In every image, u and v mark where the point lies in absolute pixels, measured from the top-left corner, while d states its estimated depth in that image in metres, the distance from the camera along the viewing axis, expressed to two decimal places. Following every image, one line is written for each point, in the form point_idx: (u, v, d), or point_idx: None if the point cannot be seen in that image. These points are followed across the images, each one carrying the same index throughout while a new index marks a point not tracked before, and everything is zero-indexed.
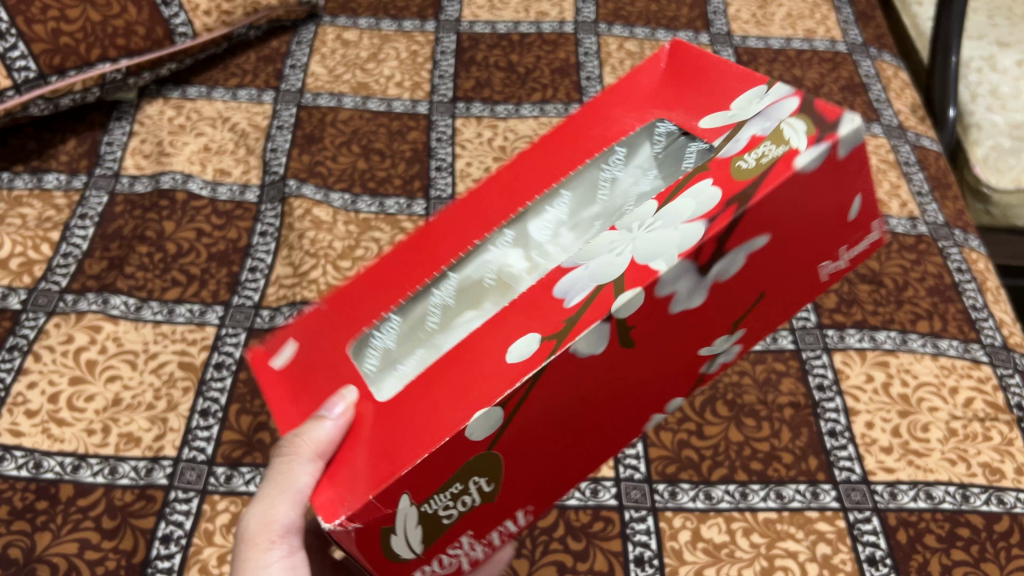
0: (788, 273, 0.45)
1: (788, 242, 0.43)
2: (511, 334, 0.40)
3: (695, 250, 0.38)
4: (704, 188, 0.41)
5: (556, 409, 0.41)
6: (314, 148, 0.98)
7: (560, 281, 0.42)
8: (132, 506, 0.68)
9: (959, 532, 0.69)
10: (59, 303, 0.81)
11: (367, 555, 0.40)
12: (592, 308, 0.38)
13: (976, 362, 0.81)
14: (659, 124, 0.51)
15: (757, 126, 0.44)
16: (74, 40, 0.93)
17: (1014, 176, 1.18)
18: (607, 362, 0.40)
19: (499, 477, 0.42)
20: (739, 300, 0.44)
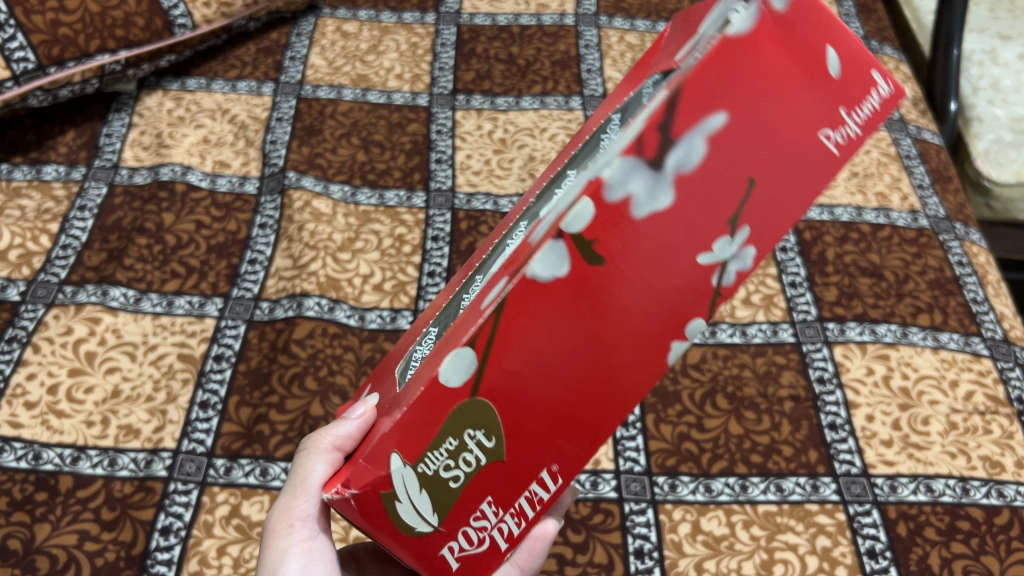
0: (784, 157, 0.41)
1: (755, 116, 0.40)
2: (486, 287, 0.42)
3: (635, 145, 0.38)
4: (651, 101, 0.40)
5: (519, 330, 0.39)
6: (314, 139, 0.97)
7: (535, 232, 0.42)
8: (132, 498, 0.68)
9: (959, 525, 0.69)
10: (59, 295, 0.81)
11: (378, 529, 0.41)
12: (548, 232, 0.39)
13: (976, 355, 0.81)
14: (647, 84, 0.45)
15: (699, 40, 0.43)
16: (73, 31, 0.92)
17: (1015, 170, 1.18)
18: (582, 282, 0.39)
19: (499, 429, 0.40)
20: (726, 194, 0.40)
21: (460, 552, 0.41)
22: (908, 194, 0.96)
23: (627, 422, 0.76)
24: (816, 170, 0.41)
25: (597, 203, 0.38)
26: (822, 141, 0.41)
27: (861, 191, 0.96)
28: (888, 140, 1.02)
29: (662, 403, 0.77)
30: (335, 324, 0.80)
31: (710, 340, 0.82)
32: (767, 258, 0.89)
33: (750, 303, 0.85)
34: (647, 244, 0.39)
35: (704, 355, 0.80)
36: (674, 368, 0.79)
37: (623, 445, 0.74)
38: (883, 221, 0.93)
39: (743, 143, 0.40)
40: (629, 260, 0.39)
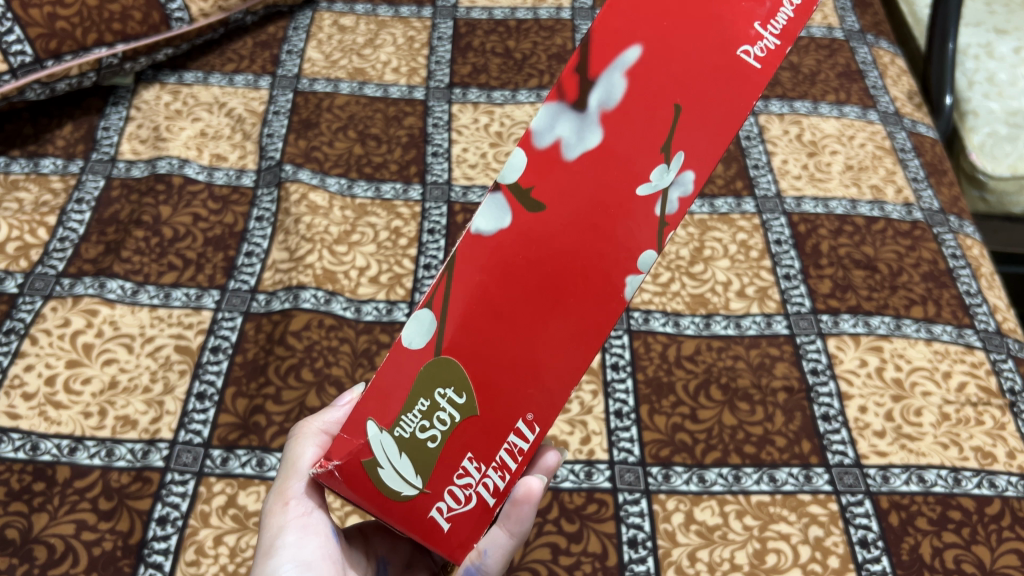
0: (707, 75, 0.42)
1: (671, 45, 0.42)
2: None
3: (556, 94, 0.43)
4: None
5: (467, 275, 0.44)
6: (310, 133, 0.98)
7: None
8: (129, 488, 0.69)
9: (950, 514, 0.70)
10: (56, 287, 0.81)
11: (363, 497, 0.45)
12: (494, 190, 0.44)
13: (969, 347, 0.82)
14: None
15: None
16: (70, 24, 0.92)
17: (1011, 163, 1.19)
18: (522, 226, 0.43)
19: (466, 384, 0.44)
20: (653, 122, 0.43)
21: (449, 512, 0.45)
22: (902, 187, 0.97)
23: (622, 413, 0.76)
24: (741, 81, 0.43)
25: (528, 151, 0.43)
26: (741, 58, 0.43)
27: (856, 183, 0.96)
28: (883, 133, 1.03)
29: (655, 394, 0.77)
30: (331, 316, 0.81)
31: (704, 332, 0.82)
32: (762, 250, 0.89)
33: (745, 295, 0.85)
34: (582, 183, 0.43)
35: (699, 346, 0.81)
36: (668, 360, 0.80)
37: (617, 435, 0.75)
38: (877, 214, 0.93)
39: (661, 78, 0.42)
40: (569, 201, 0.43)
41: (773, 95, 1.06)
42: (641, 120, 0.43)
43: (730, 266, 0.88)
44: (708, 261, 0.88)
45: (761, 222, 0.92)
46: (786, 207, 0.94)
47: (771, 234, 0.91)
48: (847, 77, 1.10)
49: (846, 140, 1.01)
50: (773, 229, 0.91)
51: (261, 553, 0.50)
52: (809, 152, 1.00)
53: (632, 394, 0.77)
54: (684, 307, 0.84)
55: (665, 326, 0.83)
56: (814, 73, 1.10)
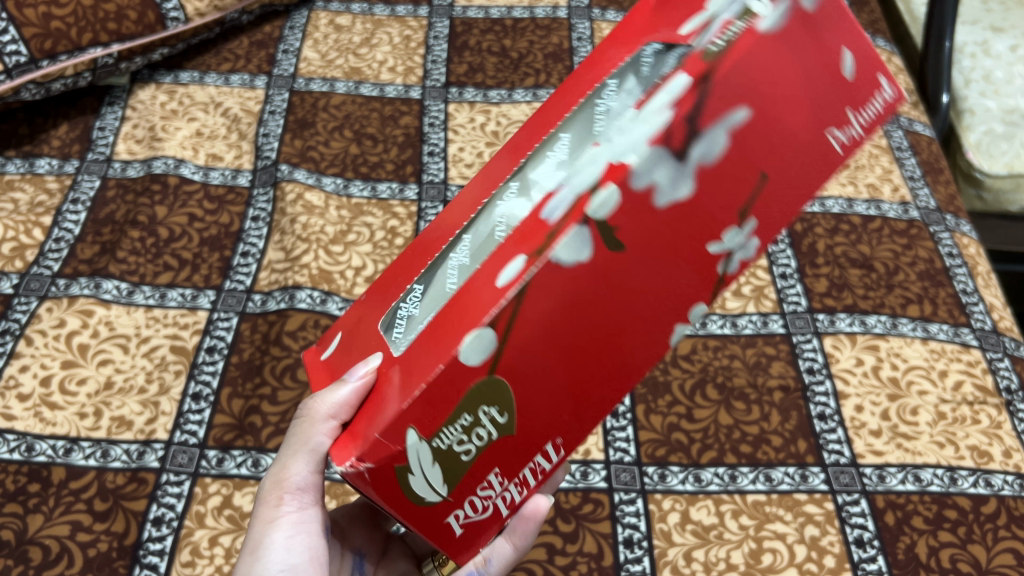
0: (798, 150, 0.39)
1: (778, 106, 0.38)
2: (500, 261, 0.40)
3: (660, 136, 0.36)
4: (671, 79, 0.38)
5: (533, 313, 0.38)
6: (306, 132, 0.98)
7: (546, 205, 0.40)
8: (124, 489, 0.69)
9: (946, 514, 0.70)
10: (51, 288, 0.81)
11: (389, 500, 0.41)
12: (569, 215, 0.37)
13: (966, 346, 0.82)
14: (646, 49, 0.44)
15: (726, 12, 0.40)
16: (65, 25, 0.92)
17: (1007, 161, 1.19)
18: (596, 268, 0.38)
19: (511, 405, 0.40)
20: (737, 185, 0.38)
21: (465, 519, 0.42)
22: (899, 186, 0.97)
23: (618, 412, 0.76)
24: (828, 163, 0.39)
25: (620, 189, 0.37)
26: (831, 139, 0.39)
27: (852, 182, 0.96)
28: (880, 132, 1.03)
29: (652, 393, 0.77)
30: (327, 316, 0.81)
31: (700, 331, 0.82)
32: None
33: (741, 294, 0.85)
34: (660, 233, 0.38)
35: (695, 346, 0.81)
36: (664, 359, 0.80)
37: (613, 435, 0.75)
38: (874, 213, 0.93)
39: (776, 134, 0.38)
40: (644, 245, 0.38)
41: None
42: (732, 179, 0.38)
43: None
44: None
45: None
46: None
47: None
48: None
49: None
50: None
51: (247, 551, 0.49)
52: None
53: (628, 394, 0.77)
54: None
55: None
56: None
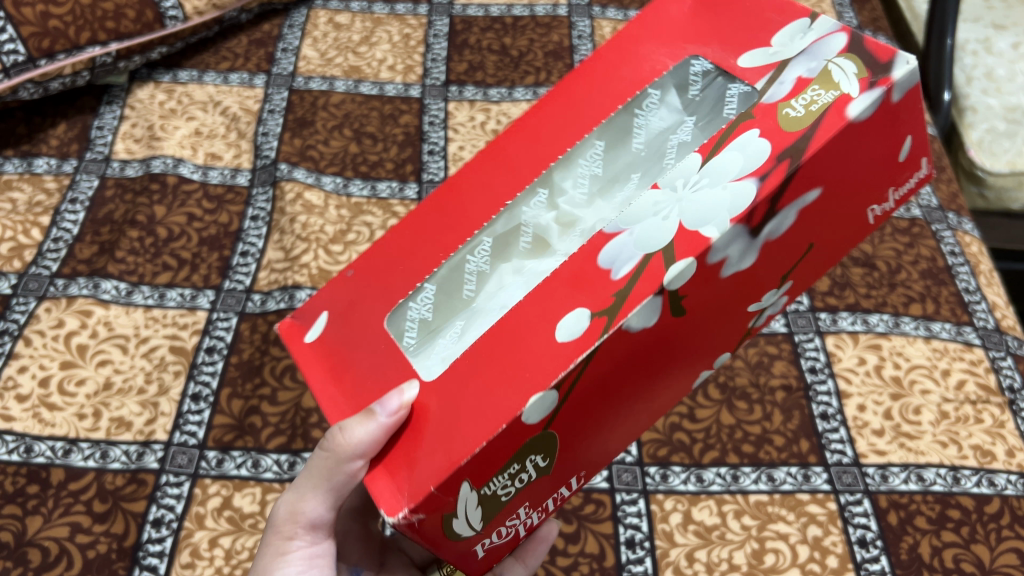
0: (840, 223, 0.41)
1: (844, 186, 0.39)
2: (561, 311, 0.38)
3: (747, 214, 0.35)
4: (750, 139, 0.37)
5: (595, 377, 0.37)
6: (305, 131, 0.97)
7: (604, 249, 0.38)
8: (123, 490, 0.68)
9: (950, 513, 0.69)
10: (50, 288, 0.81)
11: (427, 540, 0.40)
12: (644, 279, 0.35)
13: (968, 345, 0.81)
14: (693, 62, 0.46)
15: (802, 66, 0.39)
16: (63, 23, 0.92)
17: (1010, 159, 1.19)
18: (657, 334, 0.38)
19: (554, 449, 0.40)
20: (787, 255, 0.40)
21: (489, 544, 0.43)
22: None
23: None
24: (853, 234, 0.43)
25: (700, 265, 0.35)
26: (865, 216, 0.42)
27: None
28: None
29: None
30: None
31: None
32: None
33: None
34: (716, 301, 0.39)
35: None
36: None
37: None
38: None
39: (836, 211, 0.40)
40: (701, 313, 0.39)
41: None
42: (785, 250, 0.39)
43: None
44: None
45: None
46: None
47: None
48: None
49: None
50: None
51: None
52: None
53: None
54: None
55: None
56: None
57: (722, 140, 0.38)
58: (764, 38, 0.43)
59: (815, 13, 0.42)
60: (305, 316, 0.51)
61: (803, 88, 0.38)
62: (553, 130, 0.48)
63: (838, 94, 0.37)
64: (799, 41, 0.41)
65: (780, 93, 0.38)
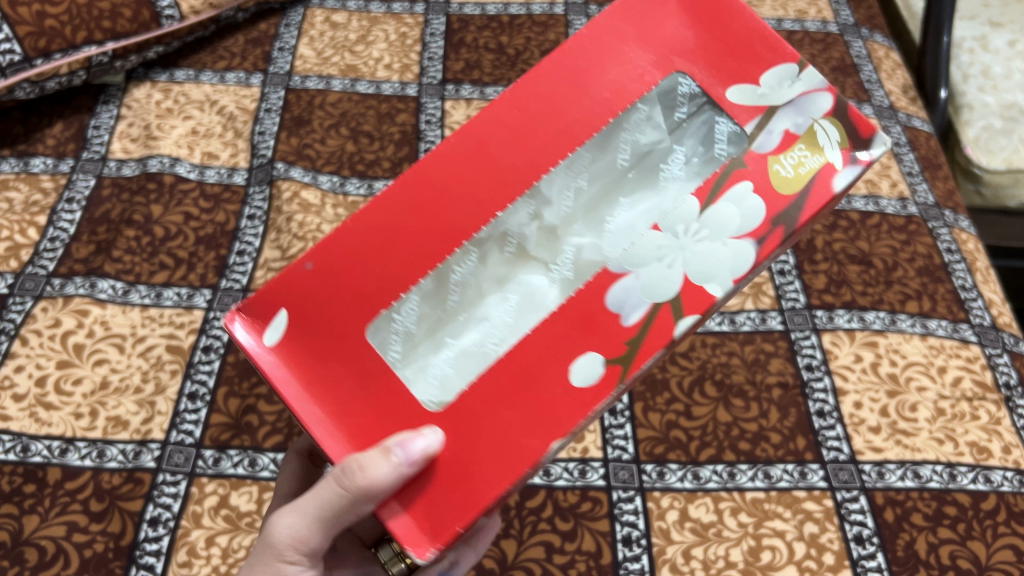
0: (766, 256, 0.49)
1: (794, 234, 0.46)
2: (566, 352, 0.42)
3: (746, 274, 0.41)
4: (745, 194, 0.42)
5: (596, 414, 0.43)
6: (302, 130, 0.97)
7: (611, 290, 0.42)
8: (120, 489, 0.68)
9: (946, 510, 0.70)
10: (47, 287, 0.81)
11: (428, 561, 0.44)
12: (655, 331, 0.41)
13: (965, 342, 0.81)
14: (680, 80, 0.46)
15: (790, 117, 0.43)
16: (59, 23, 0.92)
17: (1006, 157, 1.18)
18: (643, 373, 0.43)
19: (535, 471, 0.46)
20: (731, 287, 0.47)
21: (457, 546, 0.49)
22: (897, 181, 0.96)
23: (616, 410, 0.76)
24: None
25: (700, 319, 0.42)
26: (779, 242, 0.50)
27: None
28: (878, 127, 1.02)
29: (650, 391, 0.77)
30: None
31: (699, 328, 0.82)
32: None
33: (739, 291, 0.85)
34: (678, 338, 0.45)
35: (693, 343, 0.80)
36: (662, 357, 0.79)
37: (612, 433, 0.74)
38: (872, 208, 0.93)
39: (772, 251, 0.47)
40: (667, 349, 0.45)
41: None
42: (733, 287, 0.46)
43: None
44: None
45: None
46: None
47: None
48: (841, 71, 1.09)
49: None
50: None
51: None
52: None
53: (626, 391, 0.77)
54: None
55: None
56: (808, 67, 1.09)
57: (715, 188, 0.43)
58: (755, 70, 0.44)
59: (801, 59, 0.44)
60: (256, 310, 0.46)
61: (790, 145, 0.43)
62: (535, 131, 0.45)
63: (823, 162, 0.42)
64: (789, 88, 0.44)
65: (770, 142, 0.43)
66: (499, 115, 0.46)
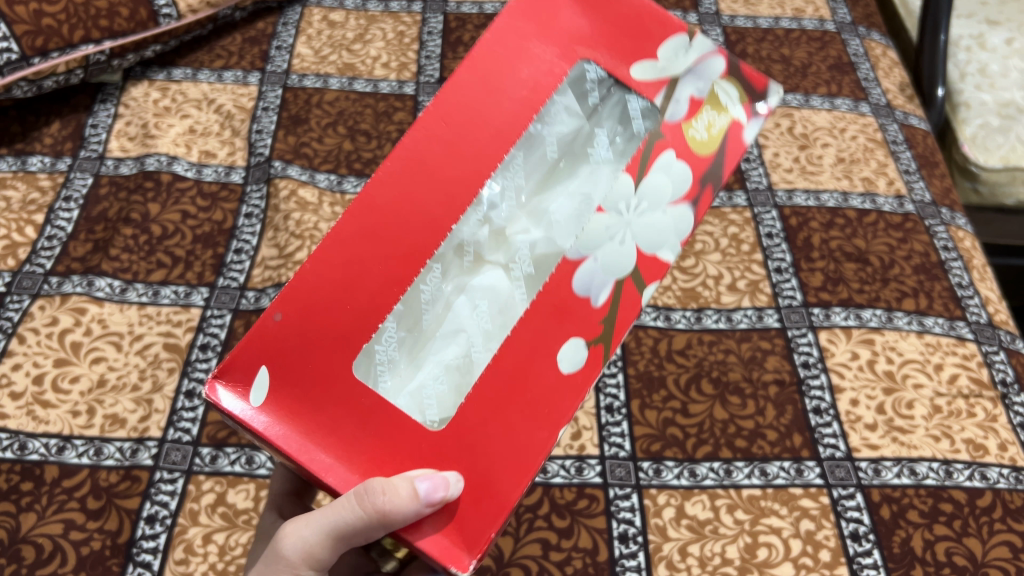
0: None
1: None
2: (549, 341, 0.44)
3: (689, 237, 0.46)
4: (670, 162, 0.46)
5: None
6: (300, 129, 0.97)
7: (575, 277, 0.45)
8: (117, 487, 0.68)
9: (942, 507, 0.70)
10: (44, 286, 0.81)
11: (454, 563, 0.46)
12: (625, 308, 0.45)
13: (961, 339, 0.82)
14: (586, 68, 0.48)
15: (691, 85, 0.47)
16: (56, 22, 0.92)
17: (1003, 155, 1.18)
18: None
19: None
20: None
21: None
22: (894, 179, 0.96)
23: (613, 408, 0.76)
24: None
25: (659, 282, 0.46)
26: None
27: (847, 176, 0.96)
28: (875, 126, 1.02)
29: (646, 388, 0.77)
30: None
31: (696, 326, 0.82)
32: (753, 244, 0.89)
33: (736, 288, 0.85)
34: None
35: (690, 341, 0.80)
36: (659, 354, 0.79)
37: (608, 430, 0.74)
38: (869, 207, 0.93)
39: None
40: None
41: None
42: None
43: (722, 260, 0.88)
44: (699, 255, 0.88)
45: (752, 215, 0.92)
46: (777, 200, 0.94)
47: (762, 227, 0.91)
48: (839, 69, 1.09)
49: (837, 133, 1.01)
50: (764, 222, 0.91)
51: None
52: (800, 145, 0.99)
53: (623, 389, 0.77)
54: (676, 302, 0.84)
55: (656, 321, 0.82)
56: (806, 65, 1.10)
57: (643, 161, 0.46)
58: (650, 49, 0.47)
59: (688, 26, 0.47)
60: (237, 373, 0.45)
61: (698, 110, 0.46)
62: (474, 140, 0.46)
63: (730, 121, 0.46)
64: (682, 56, 0.47)
65: (679, 110, 0.46)
66: (429, 129, 0.46)
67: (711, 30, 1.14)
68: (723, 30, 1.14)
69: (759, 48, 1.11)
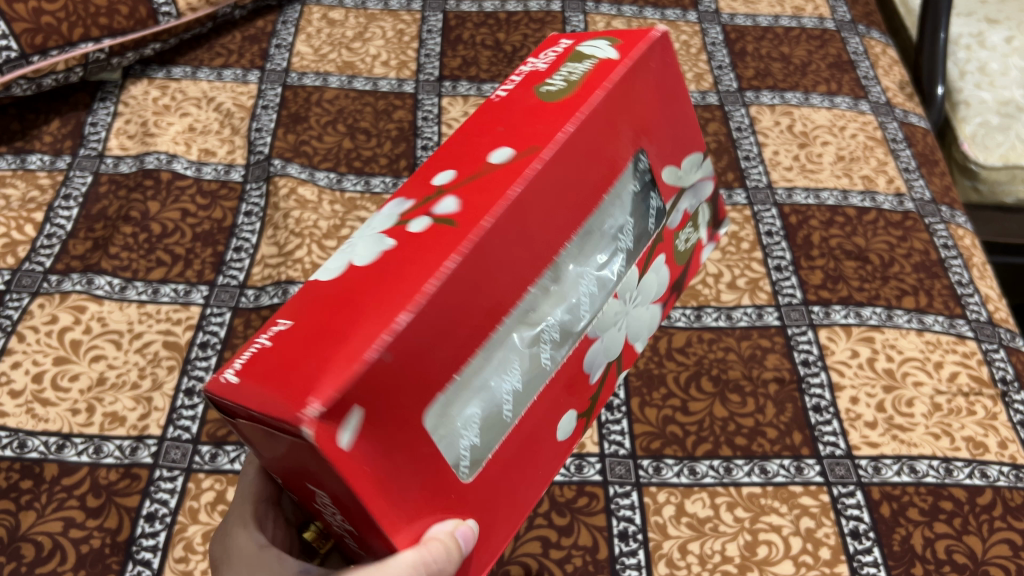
0: None
1: None
2: (557, 412, 0.49)
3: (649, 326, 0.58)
4: (663, 266, 0.56)
5: None
6: (299, 127, 0.97)
7: (590, 354, 0.50)
8: (117, 485, 0.68)
9: (941, 505, 0.70)
10: (43, 284, 0.81)
11: None
12: (604, 385, 0.53)
13: (961, 337, 0.82)
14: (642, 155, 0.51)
15: (689, 201, 0.58)
16: (56, 19, 0.92)
17: (1002, 153, 1.18)
18: None
19: None
20: None
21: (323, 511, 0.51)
22: (894, 177, 0.96)
23: (612, 406, 0.76)
24: None
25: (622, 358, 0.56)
26: None
27: (847, 174, 0.96)
28: (875, 124, 1.02)
29: (646, 386, 0.77)
30: None
31: (695, 324, 0.82)
32: (753, 242, 0.89)
33: (736, 287, 0.85)
34: None
35: (689, 339, 0.80)
36: (658, 352, 0.79)
37: (608, 428, 0.74)
38: (869, 205, 0.93)
39: None
40: None
41: (764, 86, 1.06)
42: None
43: (721, 258, 0.88)
44: None
45: (751, 213, 0.92)
46: (777, 198, 0.93)
47: (761, 225, 0.91)
48: (838, 67, 1.09)
49: (837, 131, 1.01)
50: (764, 220, 0.91)
51: None
52: (800, 143, 0.99)
53: (623, 386, 0.77)
54: (675, 300, 0.84)
55: None
56: (805, 64, 1.10)
57: (652, 260, 0.54)
58: (680, 156, 0.55)
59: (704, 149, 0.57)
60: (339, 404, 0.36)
61: (685, 223, 0.58)
62: (569, 195, 0.46)
63: (697, 241, 0.60)
64: (692, 172, 0.57)
65: (676, 221, 0.56)
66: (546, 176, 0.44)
67: (711, 29, 1.14)
68: (723, 29, 1.14)
69: (758, 47, 1.11)
